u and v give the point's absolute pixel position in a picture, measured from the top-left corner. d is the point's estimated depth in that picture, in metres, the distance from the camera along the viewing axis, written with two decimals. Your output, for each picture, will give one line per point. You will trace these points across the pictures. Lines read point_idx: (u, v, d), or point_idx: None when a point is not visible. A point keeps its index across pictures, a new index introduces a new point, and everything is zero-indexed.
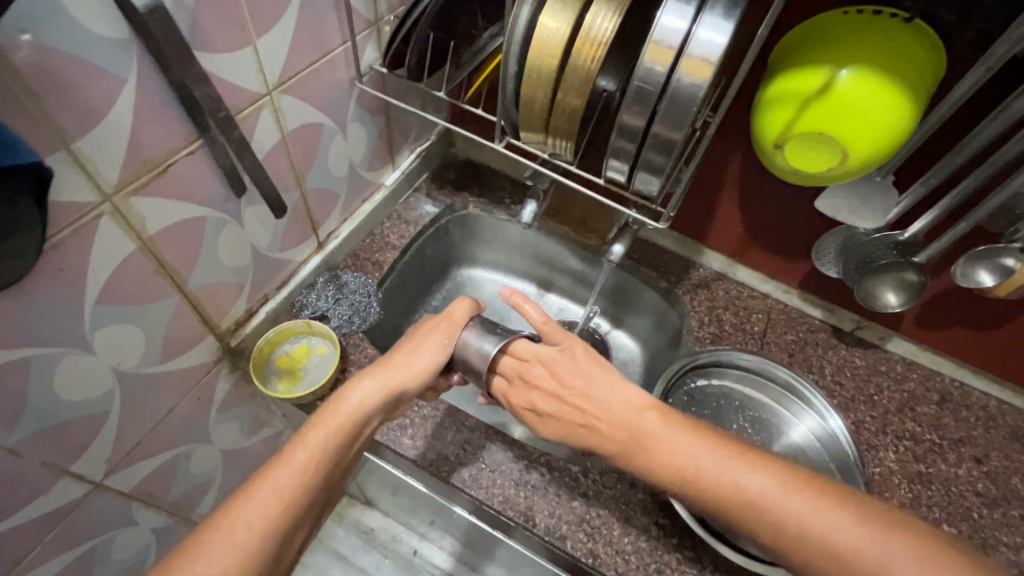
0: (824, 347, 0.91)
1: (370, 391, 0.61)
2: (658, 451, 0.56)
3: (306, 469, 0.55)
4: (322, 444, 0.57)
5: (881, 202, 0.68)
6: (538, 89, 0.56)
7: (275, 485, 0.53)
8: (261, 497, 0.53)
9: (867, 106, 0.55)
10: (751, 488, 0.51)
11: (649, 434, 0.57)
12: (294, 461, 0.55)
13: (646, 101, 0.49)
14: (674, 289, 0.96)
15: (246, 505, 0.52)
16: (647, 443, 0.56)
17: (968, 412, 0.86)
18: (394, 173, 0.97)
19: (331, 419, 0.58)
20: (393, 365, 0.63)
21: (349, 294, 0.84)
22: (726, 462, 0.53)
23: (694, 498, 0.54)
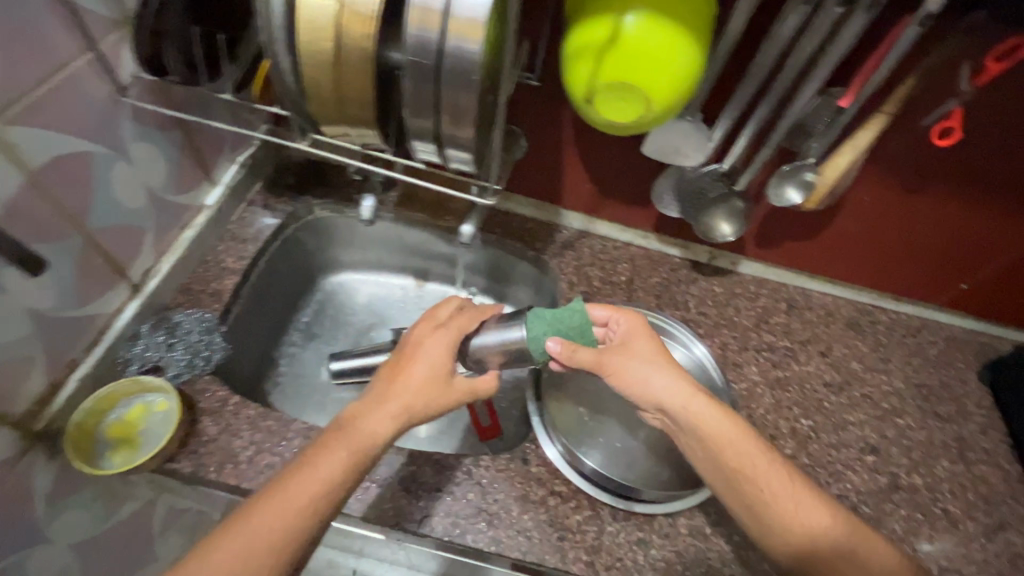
0: (686, 282, 0.96)
1: (391, 417, 0.59)
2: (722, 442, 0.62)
3: (322, 490, 0.53)
4: (343, 468, 0.55)
5: (698, 139, 0.70)
6: (321, 78, 0.51)
7: (304, 494, 0.52)
8: (286, 506, 0.51)
9: (654, 51, 0.55)
10: (799, 511, 0.59)
11: (720, 437, 0.62)
12: (320, 479, 0.53)
13: (426, 75, 0.46)
14: (541, 255, 0.96)
15: (268, 515, 0.51)
16: (716, 440, 0.62)
17: (811, 313, 0.96)
18: (216, 189, 0.87)
19: (348, 438, 0.56)
20: (420, 380, 0.61)
21: (184, 335, 0.75)
22: (779, 482, 0.61)
23: (743, 492, 0.61)
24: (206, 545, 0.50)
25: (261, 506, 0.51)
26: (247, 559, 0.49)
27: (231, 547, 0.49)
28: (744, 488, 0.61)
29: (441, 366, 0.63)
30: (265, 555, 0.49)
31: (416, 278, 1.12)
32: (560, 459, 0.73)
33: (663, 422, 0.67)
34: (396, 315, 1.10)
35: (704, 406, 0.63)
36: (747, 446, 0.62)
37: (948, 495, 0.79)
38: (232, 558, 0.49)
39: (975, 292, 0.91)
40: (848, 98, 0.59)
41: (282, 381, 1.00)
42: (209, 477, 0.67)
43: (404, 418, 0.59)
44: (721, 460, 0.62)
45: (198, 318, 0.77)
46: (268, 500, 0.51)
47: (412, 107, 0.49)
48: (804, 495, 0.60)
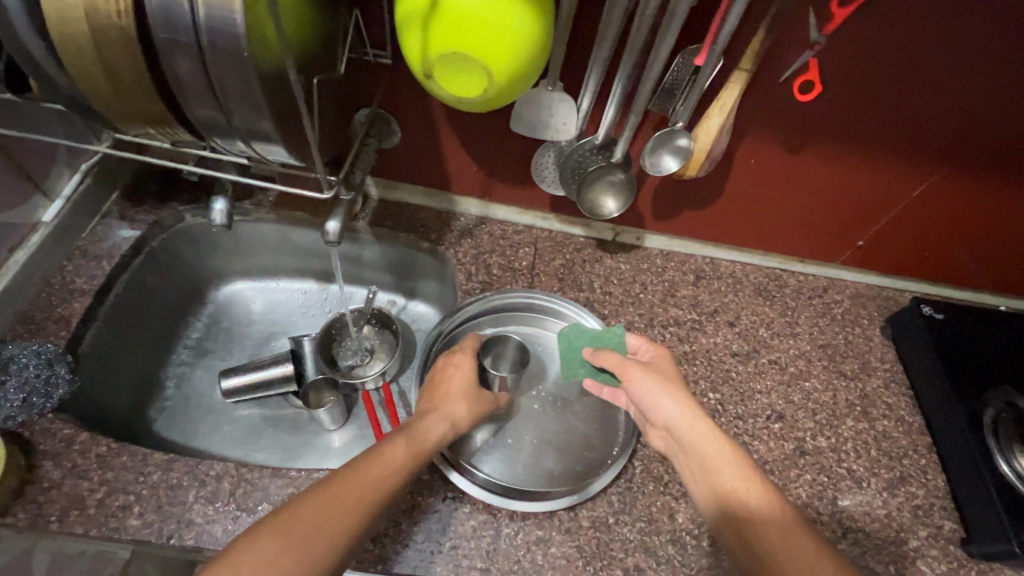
0: (591, 261, 0.93)
1: (444, 425, 0.65)
2: (698, 442, 0.63)
3: (385, 481, 0.54)
4: (406, 459, 0.58)
5: (564, 110, 0.65)
6: (80, 67, 0.43)
7: (365, 485, 0.52)
8: (361, 482, 0.52)
9: (481, 14, 0.50)
10: (762, 516, 0.56)
11: (705, 443, 0.62)
12: (392, 464, 0.56)
13: (186, 50, 0.39)
14: (437, 245, 0.90)
15: (344, 488, 0.51)
16: (697, 443, 0.63)
17: (719, 282, 0.94)
18: (56, 204, 0.78)
19: (413, 436, 0.61)
20: (462, 395, 0.69)
21: (17, 372, 0.66)
22: (752, 490, 0.59)
23: (714, 493, 0.60)
24: (267, 531, 0.45)
25: (344, 479, 0.52)
26: (332, 522, 0.48)
27: (314, 509, 0.48)
28: (725, 501, 0.59)
29: (471, 382, 0.71)
30: (332, 541, 0.47)
31: (317, 280, 1.05)
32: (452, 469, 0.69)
33: (666, 442, 0.68)
34: (298, 322, 1.03)
35: (710, 432, 0.63)
36: (739, 468, 0.60)
37: (852, 454, 0.79)
38: (313, 520, 0.47)
39: (897, 247, 0.90)
40: (703, 57, 0.55)
41: (169, 406, 0.91)
42: (49, 527, 0.60)
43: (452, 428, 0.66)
44: (714, 480, 0.61)
45: (36, 350, 0.68)
46: (348, 474, 0.52)
47: (187, 91, 0.42)
48: (775, 502, 0.58)
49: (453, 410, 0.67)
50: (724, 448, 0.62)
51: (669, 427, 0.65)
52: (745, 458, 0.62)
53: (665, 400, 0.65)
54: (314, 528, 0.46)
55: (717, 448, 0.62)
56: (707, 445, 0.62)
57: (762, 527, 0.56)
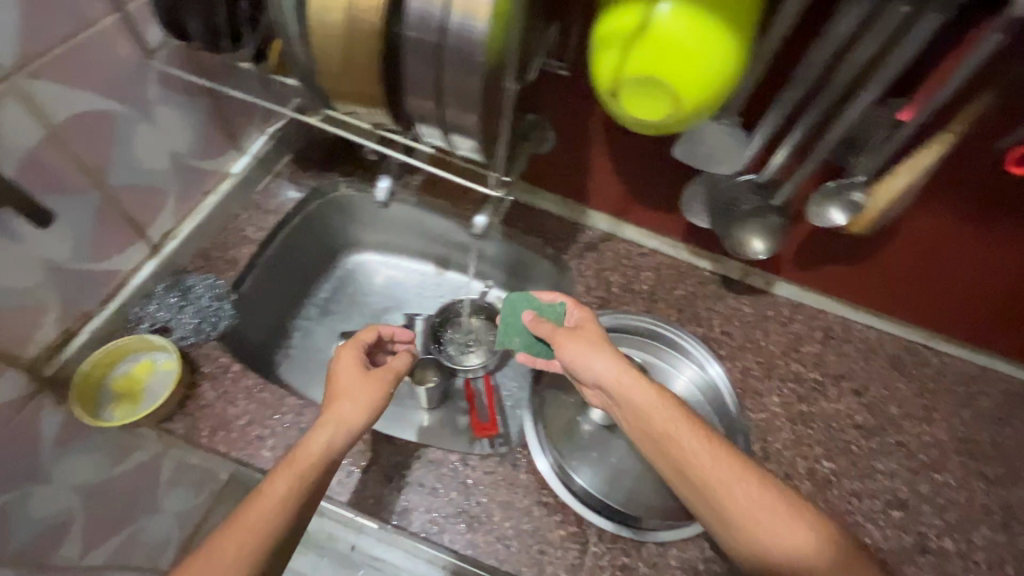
0: (713, 298, 0.90)
1: (333, 429, 0.61)
2: (638, 406, 0.63)
3: (263, 520, 0.54)
4: (293, 487, 0.56)
5: (734, 145, 0.64)
6: (329, 49, 0.49)
7: (238, 536, 0.53)
8: (240, 534, 0.53)
9: (686, 43, 0.51)
10: (726, 491, 0.57)
11: (646, 404, 0.63)
12: (275, 498, 0.55)
13: (426, 49, 0.43)
14: (561, 254, 0.92)
15: (225, 545, 0.52)
16: (635, 401, 0.63)
17: (849, 346, 0.88)
18: (243, 158, 0.87)
19: (293, 461, 0.58)
20: (348, 392, 0.65)
21: (195, 299, 0.76)
22: (712, 460, 0.59)
23: (670, 466, 0.61)
24: None
25: (223, 537, 0.53)
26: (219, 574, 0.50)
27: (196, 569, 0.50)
28: (692, 479, 0.59)
29: (361, 375, 0.67)
30: None
31: (436, 265, 1.11)
32: (550, 472, 0.70)
33: (604, 401, 0.69)
34: (412, 300, 1.09)
35: (638, 382, 0.64)
36: (689, 436, 0.61)
37: (983, 566, 0.70)
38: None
39: (948, 305, 0.82)
40: (910, 111, 0.53)
41: (291, 354, 1.00)
42: (202, 441, 0.68)
43: (345, 431, 0.62)
44: (650, 431, 0.62)
45: (210, 284, 0.78)
46: (226, 533, 0.53)
47: (416, 84, 0.46)
48: (747, 480, 0.58)
49: (342, 410, 0.63)
50: (668, 409, 0.62)
51: (602, 387, 0.66)
52: (669, 400, 0.63)
53: (594, 360, 0.66)
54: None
55: (647, 401, 0.63)
56: (637, 398, 0.63)
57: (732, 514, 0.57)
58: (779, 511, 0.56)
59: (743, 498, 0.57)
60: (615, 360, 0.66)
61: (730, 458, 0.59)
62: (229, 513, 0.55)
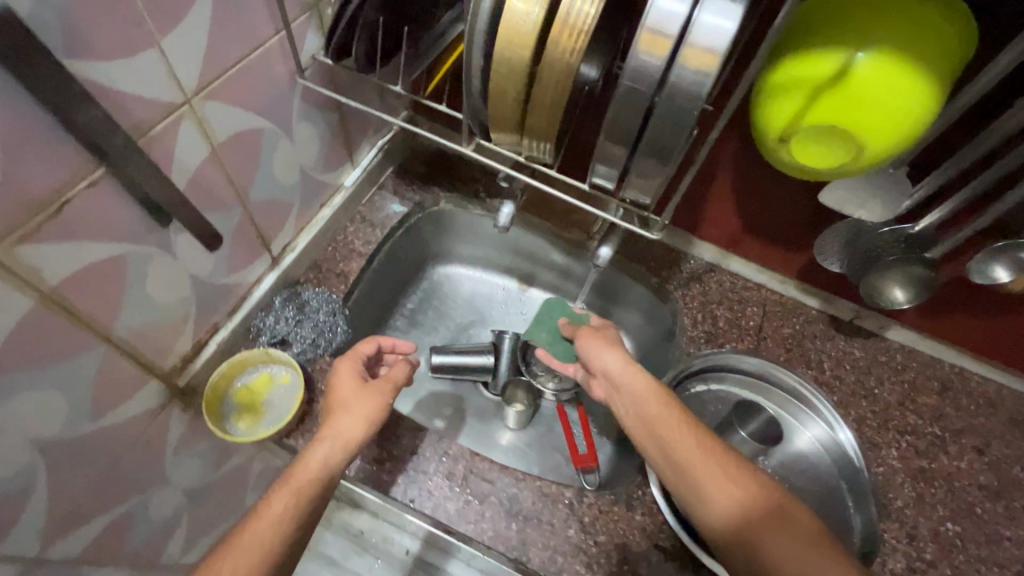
0: (823, 339, 0.87)
1: (331, 444, 0.60)
2: (633, 393, 0.64)
3: (269, 542, 0.53)
4: (292, 499, 0.56)
5: (893, 194, 0.61)
6: (506, 87, 0.49)
7: (253, 556, 0.52)
8: (253, 551, 0.52)
9: (884, 96, 0.47)
10: (707, 473, 0.56)
11: (644, 394, 0.63)
12: (278, 512, 0.54)
13: (637, 107, 0.42)
14: (665, 284, 0.90)
15: (234, 555, 0.52)
16: (632, 387, 0.64)
17: (968, 399, 0.83)
18: (354, 171, 0.87)
19: (293, 479, 0.57)
20: (346, 406, 0.62)
21: (311, 313, 0.76)
22: (696, 449, 0.58)
23: (657, 456, 0.60)
24: None
25: (228, 551, 0.52)
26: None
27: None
28: (679, 469, 0.58)
29: (358, 388, 0.64)
30: None
31: (521, 281, 1.10)
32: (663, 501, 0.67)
33: (606, 393, 0.69)
34: (496, 316, 1.08)
35: (639, 370, 0.66)
36: (675, 423, 0.61)
37: None
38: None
39: None
40: None
41: None
42: None
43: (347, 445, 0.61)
44: (640, 415, 0.63)
45: (327, 298, 0.78)
46: (230, 547, 0.52)
47: (612, 132, 0.44)
48: (725, 468, 0.57)
49: (341, 424, 0.61)
50: (659, 399, 0.63)
51: (606, 375, 0.68)
52: (654, 384, 0.64)
53: (606, 354, 0.69)
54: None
55: (646, 386, 0.64)
56: (628, 380, 0.65)
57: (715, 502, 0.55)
58: (722, 462, 0.57)
59: (691, 455, 0.58)
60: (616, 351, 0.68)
61: (687, 422, 0.61)
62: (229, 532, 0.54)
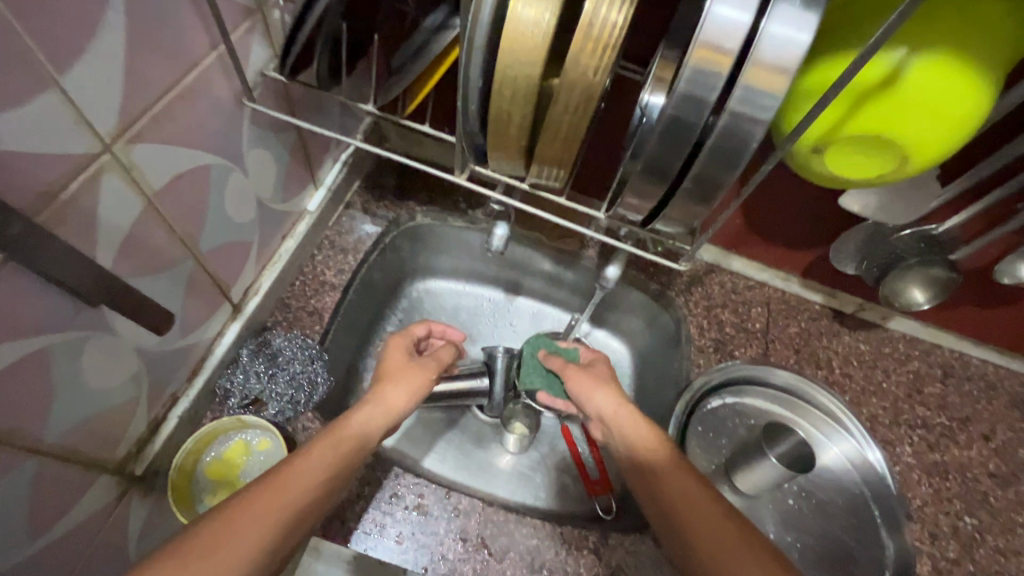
0: (828, 335, 0.84)
1: (376, 408, 0.55)
2: (622, 425, 0.63)
3: (310, 487, 0.45)
4: (333, 456, 0.48)
5: (921, 197, 0.57)
6: (512, 108, 0.41)
7: (292, 492, 0.44)
8: (282, 488, 0.43)
9: (940, 101, 0.42)
10: (668, 484, 0.55)
11: (625, 423, 0.63)
12: (320, 461, 0.47)
13: (683, 142, 0.35)
14: (666, 290, 0.84)
15: (266, 495, 0.42)
16: (620, 422, 0.63)
17: (970, 384, 0.83)
18: (318, 192, 0.76)
19: (339, 433, 0.50)
20: (393, 377, 0.59)
21: (285, 364, 0.66)
22: (660, 459, 0.58)
23: (634, 476, 0.59)
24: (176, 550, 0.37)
25: (261, 490, 0.43)
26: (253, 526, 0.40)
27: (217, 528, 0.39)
28: (643, 478, 0.58)
29: (409, 363, 0.61)
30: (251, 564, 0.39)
31: (507, 291, 1.02)
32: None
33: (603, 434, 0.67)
34: (484, 331, 1.01)
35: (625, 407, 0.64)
36: (648, 445, 0.59)
37: None
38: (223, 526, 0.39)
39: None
40: None
41: None
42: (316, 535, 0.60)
43: (388, 419, 0.56)
44: (627, 447, 0.61)
45: (301, 344, 0.68)
46: (269, 481, 0.43)
47: (651, 167, 0.37)
48: (682, 477, 0.55)
49: (386, 394, 0.57)
50: (642, 427, 0.62)
51: (600, 417, 0.66)
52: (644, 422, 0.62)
53: (596, 394, 0.67)
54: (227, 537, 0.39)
55: (635, 423, 0.62)
56: (621, 420, 0.63)
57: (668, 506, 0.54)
58: (672, 462, 0.57)
59: (653, 456, 0.58)
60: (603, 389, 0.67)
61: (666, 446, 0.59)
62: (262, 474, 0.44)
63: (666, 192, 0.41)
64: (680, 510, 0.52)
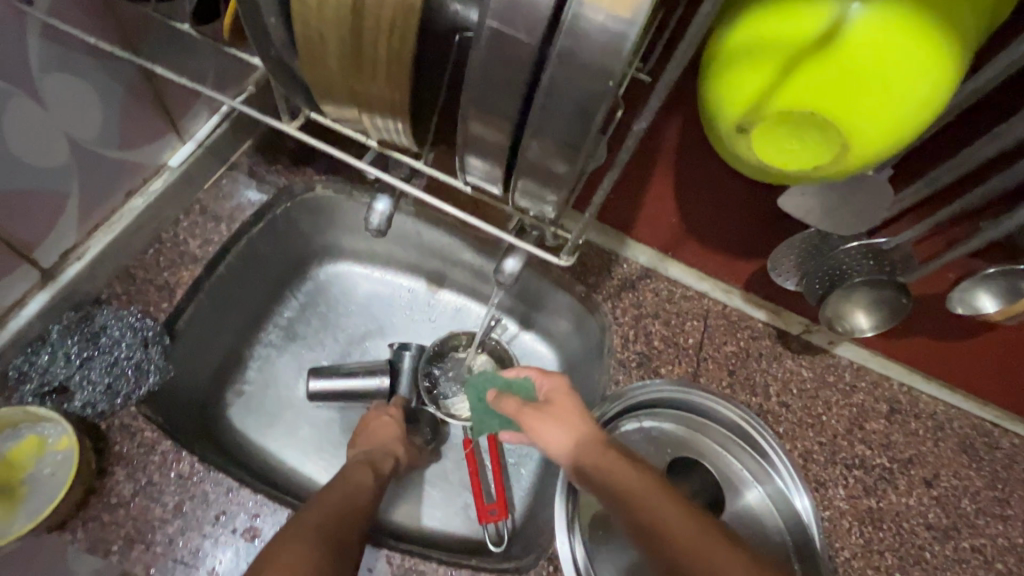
0: (768, 358, 0.75)
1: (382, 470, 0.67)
2: (620, 477, 0.50)
3: (365, 502, 0.55)
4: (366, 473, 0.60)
5: (866, 202, 0.48)
6: (320, 26, 0.30)
7: (354, 498, 0.54)
8: (345, 499, 0.54)
9: (887, 69, 0.33)
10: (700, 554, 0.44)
11: (619, 474, 0.50)
12: (364, 482, 0.58)
13: (512, 70, 0.27)
14: (592, 293, 0.74)
15: (337, 496, 0.54)
16: (610, 474, 0.50)
17: (917, 423, 0.75)
18: (188, 146, 0.64)
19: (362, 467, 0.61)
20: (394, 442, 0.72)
21: (105, 348, 0.54)
22: (681, 522, 0.46)
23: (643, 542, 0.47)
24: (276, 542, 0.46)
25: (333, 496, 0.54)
26: (350, 518, 0.51)
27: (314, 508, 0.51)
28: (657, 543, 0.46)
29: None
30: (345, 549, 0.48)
31: (430, 282, 0.91)
32: (569, 561, 0.55)
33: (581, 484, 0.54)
34: (398, 324, 0.89)
35: (617, 456, 0.52)
36: (661, 501, 0.48)
37: None
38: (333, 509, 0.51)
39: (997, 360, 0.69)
40: None
41: (247, 392, 0.80)
42: (110, 556, 0.49)
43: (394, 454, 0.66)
44: (626, 503, 0.49)
45: (133, 324, 0.56)
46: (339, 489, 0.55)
47: (485, 100, 0.29)
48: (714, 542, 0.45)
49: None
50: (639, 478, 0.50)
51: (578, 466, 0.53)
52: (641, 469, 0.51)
53: (564, 441, 0.55)
54: (337, 521, 0.50)
55: (630, 473, 0.50)
56: (618, 471, 0.50)
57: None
58: (697, 522, 0.47)
59: (671, 516, 0.47)
60: (583, 429, 0.55)
61: (679, 503, 0.48)
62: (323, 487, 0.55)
63: (515, 151, 0.33)
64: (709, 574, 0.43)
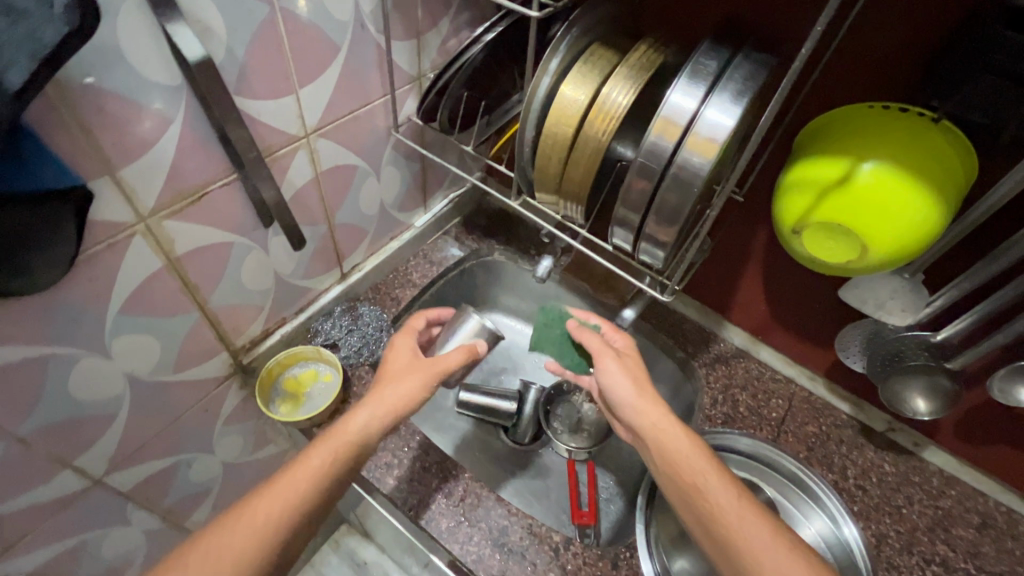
0: (849, 445, 0.84)
1: (369, 412, 0.60)
2: (667, 439, 0.60)
3: (302, 500, 0.55)
4: (339, 457, 0.58)
5: (911, 298, 0.64)
6: (552, 153, 0.59)
7: (282, 499, 0.54)
8: (275, 499, 0.54)
9: (888, 201, 0.52)
10: (740, 519, 0.54)
11: (671, 439, 0.60)
12: (312, 471, 0.56)
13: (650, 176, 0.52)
14: (689, 359, 0.91)
15: (274, 490, 0.55)
16: (662, 439, 0.60)
17: (1014, 543, 0.76)
18: (425, 216, 0.99)
19: (339, 435, 0.59)
20: (394, 375, 0.64)
21: (362, 326, 0.87)
22: (725, 492, 0.56)
23: (686, 506, 0.58)
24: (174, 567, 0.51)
25: (266, 492, 0.55)
26: (243, 563, 0.52)
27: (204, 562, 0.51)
28: (695, 502, 0.57)
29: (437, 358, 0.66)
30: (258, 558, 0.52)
31: None
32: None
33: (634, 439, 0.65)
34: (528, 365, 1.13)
35: (672, 426, 0.61)
36: (705, 469, 0.58)
37: None
38: (236, 554, 0.52)
39: None
40: None
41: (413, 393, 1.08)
42: None
43: (387, 416, 0.61)
44: (671, 467, 0.59)
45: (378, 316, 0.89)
46: (274, 483, 0.56)
47: (631, 198, 0.54)
48: (751, 516, 0.55)
49: (382, 390, 0.62)
50: (689, 447, 0.59)
51: (621, 410, 0.64)
52: (677, 422, 0.61)
53: (618, 385, 0.65)
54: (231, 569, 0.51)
55: (684, 442, 0.60)
56: (655, 422, 0.61)
57: (734, 541, 0.54)
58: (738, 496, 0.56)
59: (716, 485, 0.57)
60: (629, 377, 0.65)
61: (724, 475, 0.58)
62: (262, 482, 0.56)
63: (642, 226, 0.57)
64: (739, 538, 0.53)
